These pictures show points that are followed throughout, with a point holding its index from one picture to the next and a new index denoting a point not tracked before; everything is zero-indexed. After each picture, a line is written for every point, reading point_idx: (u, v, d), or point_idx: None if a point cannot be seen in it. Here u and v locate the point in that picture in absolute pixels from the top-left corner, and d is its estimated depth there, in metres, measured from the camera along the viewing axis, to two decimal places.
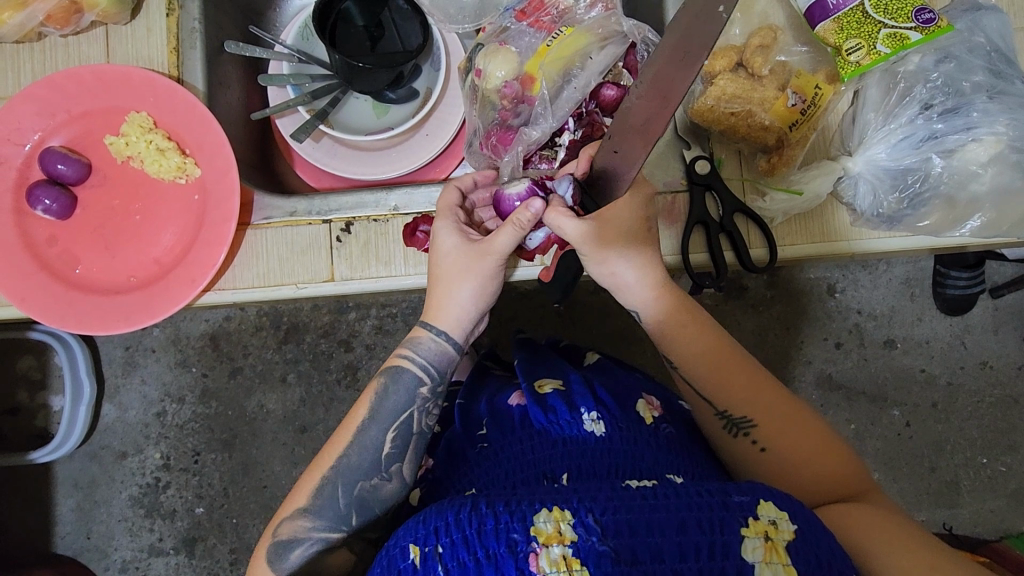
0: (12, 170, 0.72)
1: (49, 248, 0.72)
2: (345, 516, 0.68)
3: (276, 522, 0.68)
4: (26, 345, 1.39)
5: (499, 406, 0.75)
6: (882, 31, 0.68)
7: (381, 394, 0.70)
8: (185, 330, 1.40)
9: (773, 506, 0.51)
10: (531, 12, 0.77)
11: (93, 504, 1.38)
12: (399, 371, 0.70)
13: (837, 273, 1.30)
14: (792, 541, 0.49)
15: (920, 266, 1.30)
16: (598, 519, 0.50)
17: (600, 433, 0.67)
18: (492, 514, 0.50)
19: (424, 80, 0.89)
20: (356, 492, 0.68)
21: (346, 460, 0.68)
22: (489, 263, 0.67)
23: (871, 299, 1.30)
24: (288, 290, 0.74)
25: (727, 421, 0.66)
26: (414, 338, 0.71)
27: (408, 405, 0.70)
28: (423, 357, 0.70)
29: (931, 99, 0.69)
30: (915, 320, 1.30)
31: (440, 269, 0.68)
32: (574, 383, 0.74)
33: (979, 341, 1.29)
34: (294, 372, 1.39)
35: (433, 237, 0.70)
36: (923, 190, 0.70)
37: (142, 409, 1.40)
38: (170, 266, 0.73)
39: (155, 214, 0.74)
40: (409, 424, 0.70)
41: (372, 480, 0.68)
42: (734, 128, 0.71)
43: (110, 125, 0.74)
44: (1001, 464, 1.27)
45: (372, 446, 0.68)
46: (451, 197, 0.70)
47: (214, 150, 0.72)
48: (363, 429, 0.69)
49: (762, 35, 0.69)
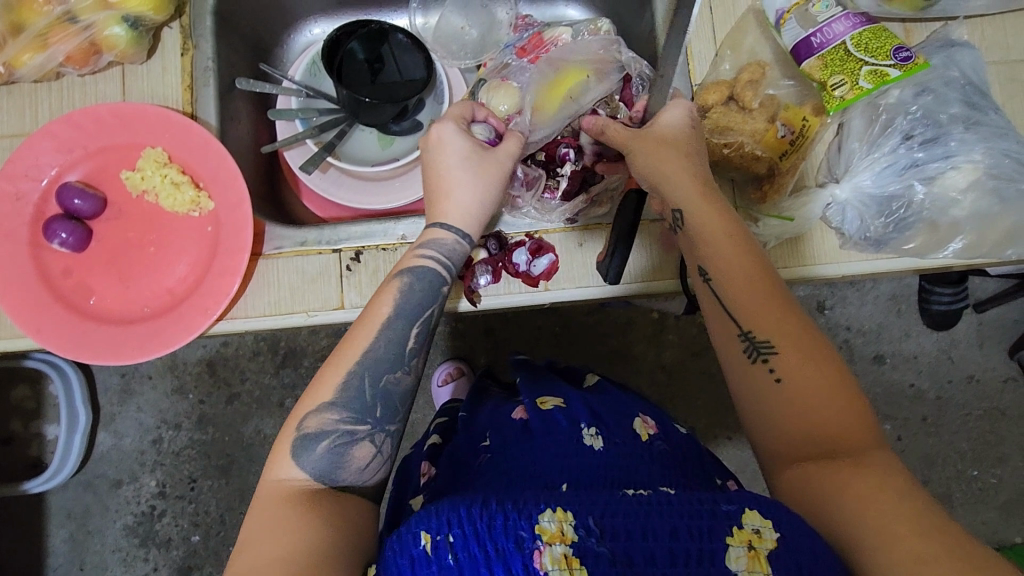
0: (29, 205, 0.73)
1: (63, 280, 0.74)
2: (372, 407, 0.62)
3: (297, 416, 0.61)
4: (22, 374, 1.39)
5: (502, 423, 0.79)
6: (864, 68, 0.71)
7: (404, 291, 0.65)
8: (181, 356, 1.42)
9: (758, 515, 0.51)
10: (531, 49, 0.82)
11: (87, 534, 1.39)
12: (420, 268, 0.66)
13: (826, 290, 1.34)
14: (775, 551, 0.50)
15: (905, 283, 1.34)
16: (598, 521, 0.51)
17: (598, 448, 0.70)
18: (503, 511, 0.52)
19: (428, 112, 0.91)
20: (383, 384, 0.63)
21: (373, 355, 0.63)
22: (500, 165, 0.69)
23: (859, 315, 1.34)
24: (298, 318, 0.76)
25: (750, 343, 0.60)
26: (434, 239, 0.67)
27: (431, 302, 0.66)
28: (441, 253, 0.67)
29: (912, 130, 0.73)
30: (903, 336, 1.33)
31: (454, 170, 0.67)
32: (574, 403, 0.78)
33: (966, 355, 1.33)
34: (292, 397, 1.41)
35: (442, 142, 0.68)
36: (908, 215, 0.73)
37: (138, 436, 1.41)
38: (183, 296, 0.74)
39: (168, 245, 0.76)
40: (429, 323, 0.66)
41: (397, 373, 0.63)
42: (728, 159, 0.74)
43: (126, 159, 0.76)
44: (991, 476, 1.31)
45: (397, 341, 0.64)
46: (458, 109, 0.71)
47: (228, 184, 0.74)
48: (387, 324, 0.64)
49: (750, 71, 0.74)
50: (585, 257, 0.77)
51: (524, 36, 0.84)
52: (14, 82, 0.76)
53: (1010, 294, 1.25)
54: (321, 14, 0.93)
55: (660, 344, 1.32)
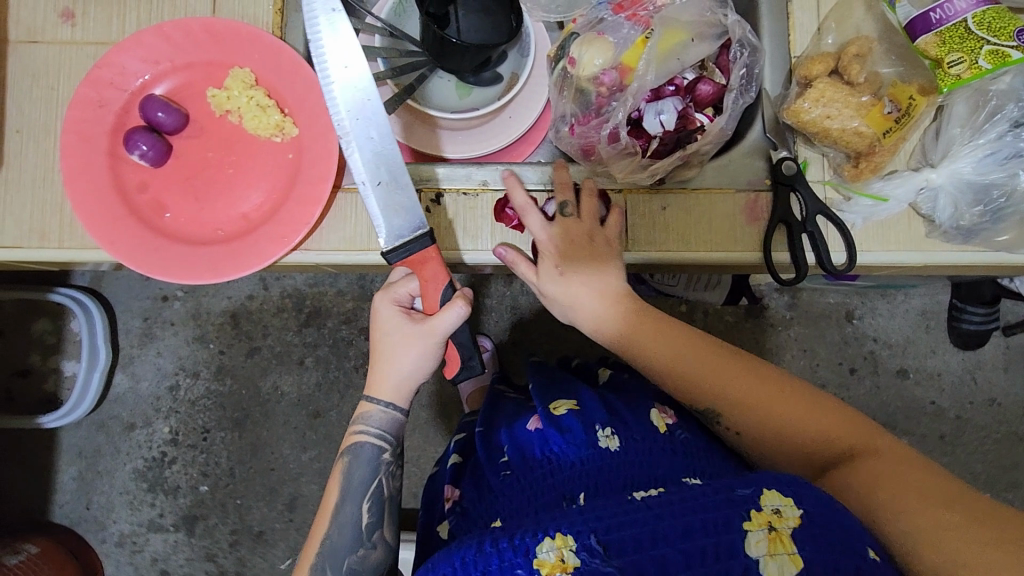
0: (111, 114, 0.72)
1: (138, 195, 0.72)
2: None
3: None
4: (43, 307, 1.38)
5: (518, 433, 0.77)
6: (985, 48, 0.69)
7: (348, 473, 0.71)
8: (206, 305, 1.42)
9: (777, 495, 0.54)
10: (628, 5, 0.77)
11: (96, 474, 1.39)
12: (360, 449, 0.71)
13: (857, 300, 1.37)
14: (799, 527, 0.52)
15: (937, 300, 1.37)
16: (600, 539, 0.53)
17: (615, 447, 0.71)
18: (497, 554, 0.54)
19: (509, 65, 0.91)
20: (346, 568, 0.68)
21: (328, 543, 0.68)
22: (430, 341, 0.69)
23: (888, 328, 1.37)
24: (374, 256, 0.75)
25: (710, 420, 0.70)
26: (364, 414, 0.72)
27: (375, 475, 0.71)
28: (379, 429, 0.72)
29: (1022, 117, 0.70)
30: (929, 352, 1.37)
31: (390, 357, 0.71)
32: (586, 401, 0.78)
33: (990, 377, 1.37)
34: (312, 356, 1.41)
35: (378, 331, 0.72)
36: (1006, 205, 0.71)
37: (155, 381, 1.41)
38: (259, 223, 0.73)
39: (246, 170, 0.74)
40: (379, 493, 0.71)
41: (359, 552, 0.69)
42: (828, 133, 0.71)
43: (213, 79, 0.74)
44: (1003, 500, 1.35)
45: (351, 522, 0.69)
46: (404, 287, 0.72)
47: (315, 113, 0.73)
48: (337, 511, 0.70)
49: (858, 46, 0.72)
50: (657, 234, 0.76)
51: None
52: None
53: None
54: None
55: None
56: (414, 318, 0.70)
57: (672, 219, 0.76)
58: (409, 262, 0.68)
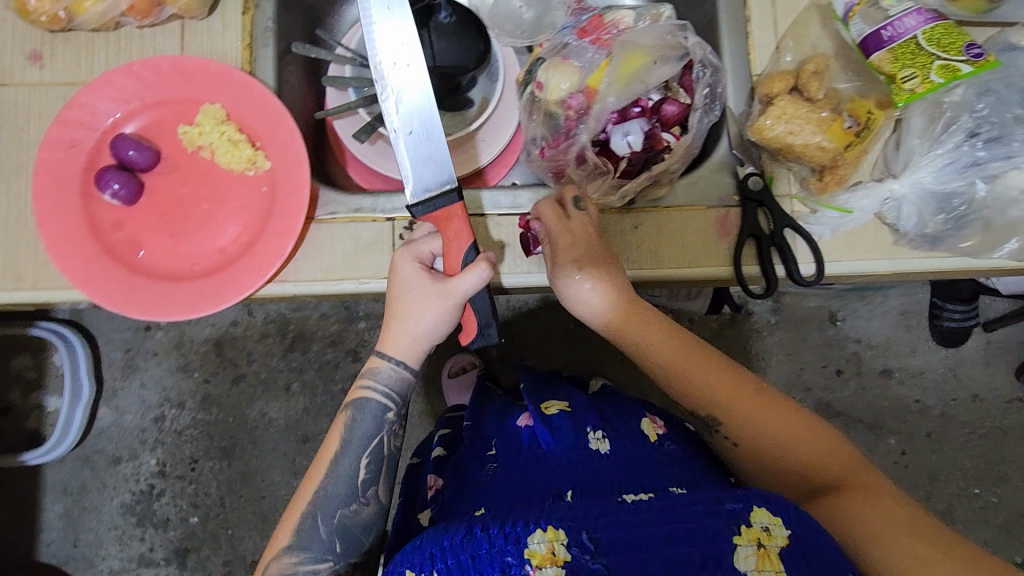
0: (82, 154, 0.72)
1: (113, 233, 0.72)
2: (330, 545, 0.69)
3: (264, 561, 0.69)
4: (23, 344, 1.36)
5: (508, 428, 0.81)
6: (936, 62, 0.71)
7: (350, 426, 0.71)
8: (189, 333, 1.41)
9: (767, 512, 0.54)
10: (591, 31, 0.81)
11: (84, 510, 1.36)
12: (367, 403, 0.72)
13: (838, 303, 1.39)
14: (785, 547, 0.53)
15: (916, 299, 1.39)
16: (592, 538, 0.55)
17: (605, 450, 0.73)
18: (487, 540, 0.56)
19: (479, 90, 0.93)
20: (337, 521, 0.69)
21: (323, 494, 0.69)
22: (445, 300, 0.68)
23: (869, 329, 1.39)
24: (350, 285, 0.75)
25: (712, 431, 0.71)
26: (374, 369, 0.72)
27: (378, 432, 0.71)
28: (386, 387, 0.72)
29: (977, 128, 0.72)
30: (911, 351, 1.39)
31: (404, 312, 0.70)
32: (579, 406, 0.80)
33: (971, 373, 1.39)
34: (299, 380, 1.40)
35: (393, 283, 0.71)
36: (968, 212, 0.73)
37: (140, 413, 1.39)
38: (234, 256, 0.73)
39: (220, 203, 0.74)
40: (379, 453, 0.71)
41: (352, 506, 0.70)
42: (791, 148, 0.73)
43: (184, 115, 0.74)
44: (992, 495, 1.37)
45: (348, 475, 0.70)
46: (426, 245, 0.71)
47: (287, 145, 0.73)
48: (336, 462, 0.70)
49: (815, 63, 0.74)
50: (628, 253, 0.77)
51: (583, 18, 0.83)
52: (71, 30, 0.75)
53: (1017, 315, 1.31)
54: None
55: None
56: (433, 276, 0.69)
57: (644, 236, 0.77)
58: (435, 218, 0.70)
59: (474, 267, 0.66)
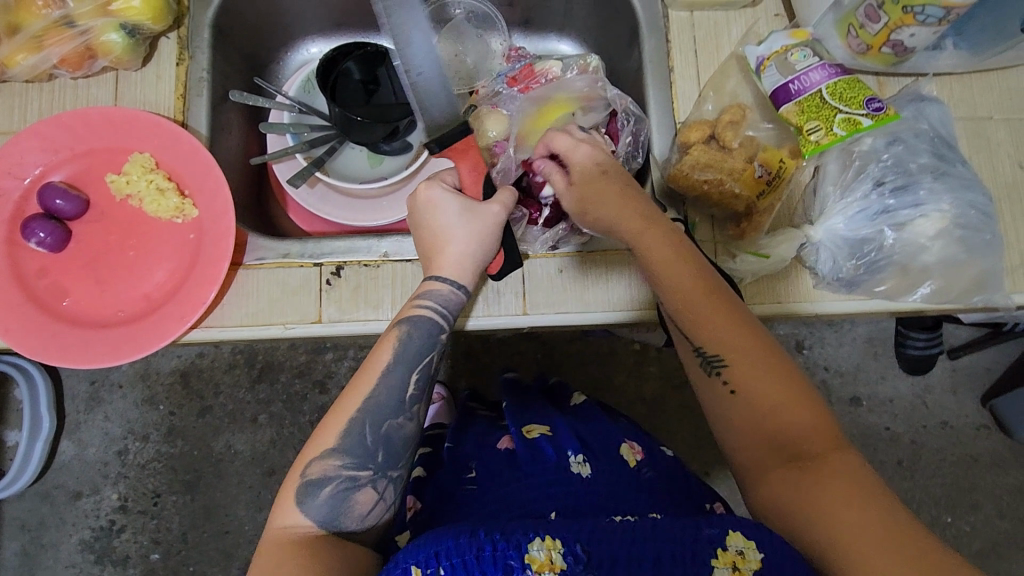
0: (10, 203, 0.73)
1: (38, 280, 0.73)
2: (372, 452, 0.66)
3: (303, 461, 0.65)
4: None
5: (490, 450, 0.85)
6: (839, 116, 0.72)
7: (404, 340, 0.69)
8: (155, 365, 1.40)
9: (741, 536, 0.54)
10: (522, 79, 0.85)
11: (41, 547, 1.35)
12: (417, 319, 0.70)
13: (805, 330, 1.42)
14: (758, 570, 0.53)
15: (883, 327, 1.42)
16: (586, 549, 0.54)
17: (585, 474, 0.76)
18: (490, 543, 0.55)
19: (418, 134, 0.92)
20: (383, 431, 0.67)
21: (374, 401, 0.67)
22: (489, 214, 0.70)
23: (837, 356, 1.41)
24: (276, 329, 0.75)
25: (703, 359, 0.66)
26: (429, 289, 0.70)
27: (429, 350, 0.70)
28: (438, 305, 0.70)
29: (883, 177, 0.74)
30: (879, 378, 1.41)
31: (449, 229, 0.70)
32: (559, 429, 0.85)
33: (940, 400, 1.41)
34: (266, 412, 1.40)
35: (435, 204, 0.70)
36: (880, 258, 0.75)
37: (103, 446, 1.38)
38: (160, 302, 0.74)
39: (148, 251, 0.76)
40: (428, 372, 0.70)
41: (398, 420, 0.67)
42: (707, 195, 0.76)
43: (113, 164, 0.76)
44: (964, 523, 1.37)
45: (395, 390, 0.68)
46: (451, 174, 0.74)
47: (214, 193, 0.74)
48: (386, 373, 0.68)
49: (731, 113, 0.77)
50: (557, 298, 0.78)
51: (517, 66, 0.88)
52: (6, 80, 0.76)
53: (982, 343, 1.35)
54: (319, 34, 0.95)
55: (639, 377, 1.40)
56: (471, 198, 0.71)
57: (568, 281, 0.78)
58: None
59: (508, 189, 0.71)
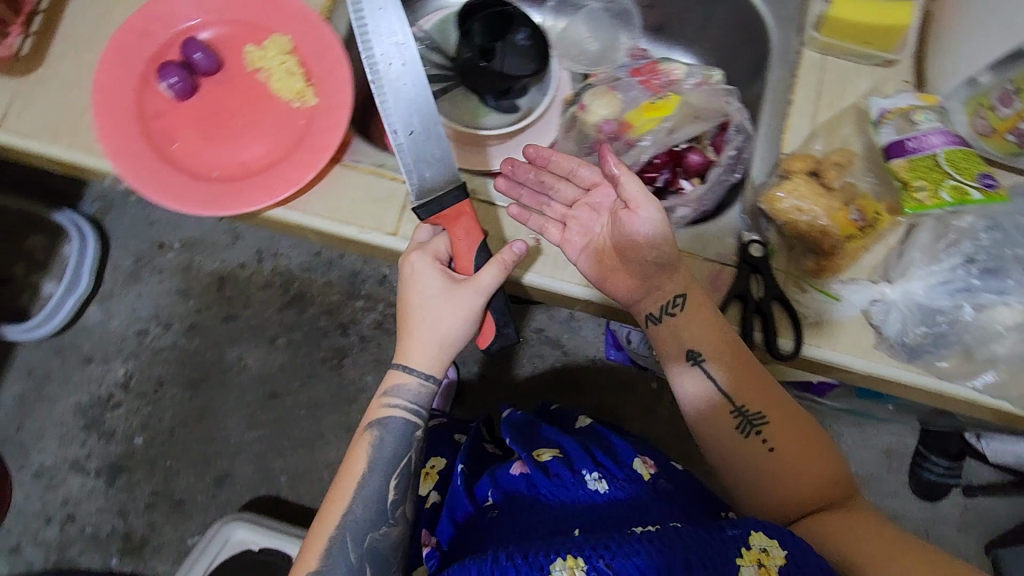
0: (153, 44, 0.78)
1: (154, 120, 0.77)
2: (360, 566, 0.71)
3: None
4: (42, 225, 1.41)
5: (501, 479, 0.82)
6: (948, 181, 0.74)
7: (378, 444, 0.74)
8: (199, 262, 1.44)
9: (763, 536, 0.59)
10: (644, 73, 0.88)
11: (39, 398, 1.39)
12: (390, 422, 0.74)
13: (829, 422, 1.38)
14: (783, 565, 0.58)
15: (904, 441, 1.38)
16: (609, 564, 0.58)
17: (602, 490, 0.77)
18: (512, 567, 0.61)
19: (528, 99, 0.96)
20: (367, 544, 0.71)
21: (353, 515, 0.71)
22: (470, 301, 0.71)
23: (854, 458, 1.37)
24: (351, 231, 0.78)
25: (742, 417, 0.73)
26: (399, 386, 0.74)
27: (406, 449, 0.74)
28: (408, 400, 0.74)
29: (975, 255, 0.74)
30: (890, 493, 1.37)
31: (432, 317, 0.72)
32: (569, 448, 0.83)
33: (946, 534, 1.35)
34: (285, 337, 1.42)
35: (416, 280, 0.72)
36: (949, 331, 0.74)
37: (127, 321, 1.42)
38: (255, 172, 0.77)
39: (258, 123, 0.79)
40: (407, 468, 0.74)
41: (381, 529, 0.72)
42: (796, 224, 0.76)
43: (253, 37, 0.80)
44: None
45: (374, 498, 0.72)
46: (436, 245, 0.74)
47: (337, 87, 0.78)
48: (363, 484, 0.72)
49: (840, 155, 0.78)
50: None
51: (641, 62, 0.91)
52: None
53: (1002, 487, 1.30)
54: None
55: (648, 416, 1.38)
56: (458, 281, 0.72)
57: None
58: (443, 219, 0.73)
59: (495, 260, 0.70)
